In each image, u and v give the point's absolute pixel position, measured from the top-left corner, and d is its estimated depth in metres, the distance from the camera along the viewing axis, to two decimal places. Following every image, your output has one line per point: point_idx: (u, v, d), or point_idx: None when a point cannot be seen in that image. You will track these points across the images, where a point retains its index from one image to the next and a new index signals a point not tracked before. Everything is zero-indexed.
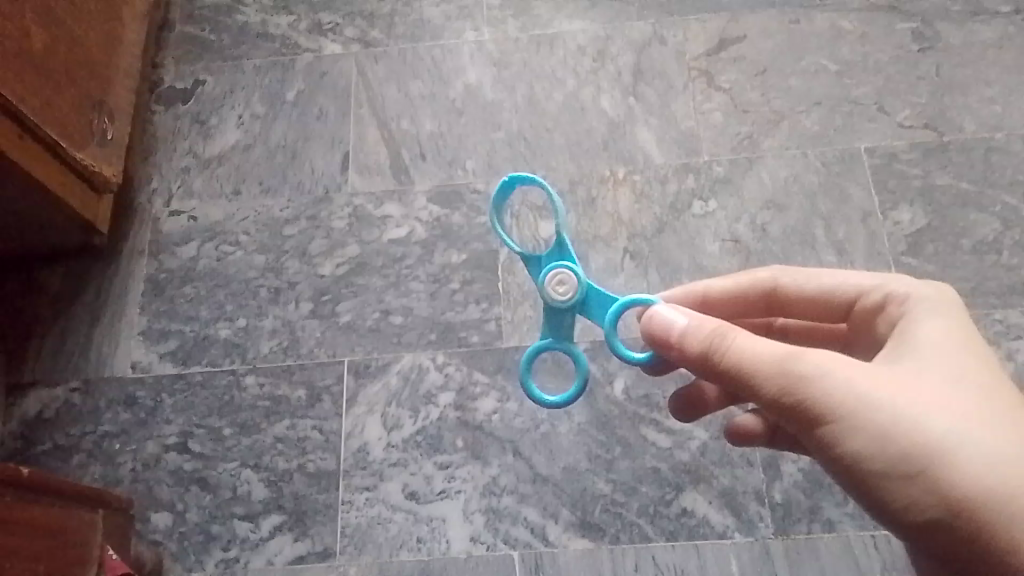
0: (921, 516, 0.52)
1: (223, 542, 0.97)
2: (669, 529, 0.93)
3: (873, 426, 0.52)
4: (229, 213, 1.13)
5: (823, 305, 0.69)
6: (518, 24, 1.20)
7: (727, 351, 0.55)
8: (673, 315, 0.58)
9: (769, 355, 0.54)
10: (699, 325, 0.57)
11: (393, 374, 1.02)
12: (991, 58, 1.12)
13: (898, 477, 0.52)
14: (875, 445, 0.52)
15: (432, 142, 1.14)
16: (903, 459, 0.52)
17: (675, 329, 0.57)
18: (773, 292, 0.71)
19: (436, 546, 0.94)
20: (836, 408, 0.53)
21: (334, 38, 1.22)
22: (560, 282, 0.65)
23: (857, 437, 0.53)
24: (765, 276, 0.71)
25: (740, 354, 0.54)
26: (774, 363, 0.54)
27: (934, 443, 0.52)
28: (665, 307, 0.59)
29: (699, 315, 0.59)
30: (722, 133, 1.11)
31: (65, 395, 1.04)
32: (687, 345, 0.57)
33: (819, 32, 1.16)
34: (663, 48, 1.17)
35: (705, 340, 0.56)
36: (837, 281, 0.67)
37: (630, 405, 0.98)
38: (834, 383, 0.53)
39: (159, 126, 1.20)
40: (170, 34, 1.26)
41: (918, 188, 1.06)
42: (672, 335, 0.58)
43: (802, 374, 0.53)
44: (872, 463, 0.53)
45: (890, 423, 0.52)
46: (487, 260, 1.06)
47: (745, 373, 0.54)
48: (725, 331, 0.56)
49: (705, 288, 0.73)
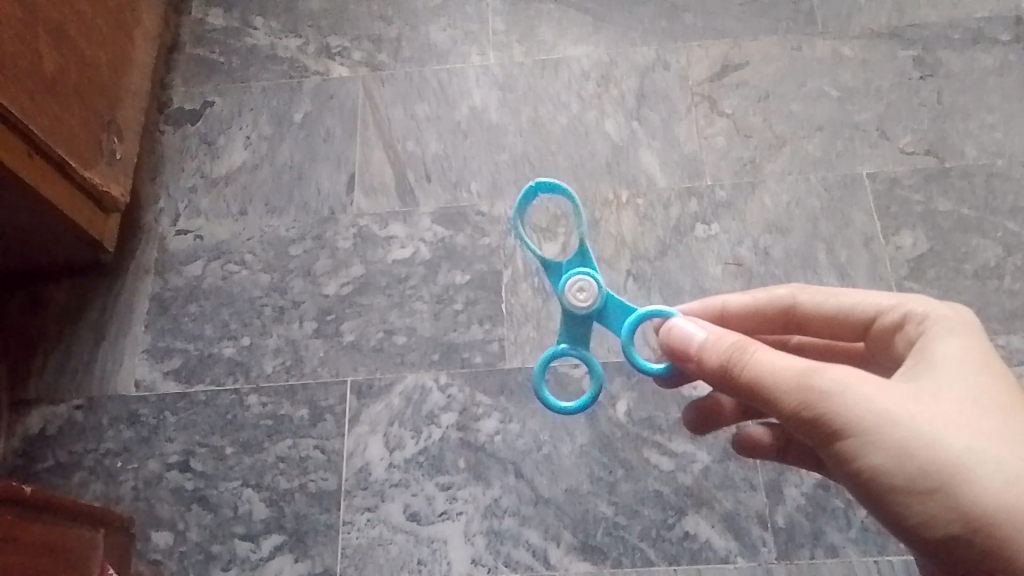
0: (939, 532, 0.53)
1: (224, 561, 0.97)
2: (672, 553, 0.92)
3: (891, 441, 0.53)
4: (236, 233, 1.14)
5: (840, 323, 0.68)
6: (523, 49, 1.22)
7: (746, 364, 0.57)
8: (692, 329, 0.61)
9: (788, 369, 0.55)
10: (718, 340, 0.59)
11: (396, 395, 1.02)
12: (992, 85, 1.13)
13: (915, 494, 0.53)
14: (893, 460, 0.53)
15: (437, 164, 1.15)
16: (921, 475, 0.53)
17: (695, 343, 0.60)
18: (790, 309, 0.71)
19: (437, 568, 0.94)
20: (854, 422, 0.53)
21: (342, 61, 1.24)
22: (582, 288, 0.68)
23: (874, 452, 0.53)
24: (783, 293, 0.71)
25: (760, 368, 0.56)
26: (792, 378, 0.55)
27: (952, 460, 0.52)
28: (686, 321, 0.62)
29: (719, 329, 0.61)
30: (724, 157, 1.12)
31: (68, 412, 1.05)
32: (707, 358, 0.59)
33: (821, 59, 1.17)
34: (666, 73, 1.18)
35: (724, 353, 0.58)
36: (854, 300, 0.67)
37: (632, 428, 0.97)
38: (853, 399, 0.54)
39: (168, 146, 1.21)
40: (179, 56, 1.27)
41: (920, 213, 1.07)
42: (693, 350, 0.60)
43: (820, 389, 0.54)
44: (891, 478, 0.53)
45: (908, 439, 0.53)
46: (490, 281, 1.07)
47: (764, 388, 0.56)
48: (745, 344, 0.58)
49: (722, 302, 0.74)
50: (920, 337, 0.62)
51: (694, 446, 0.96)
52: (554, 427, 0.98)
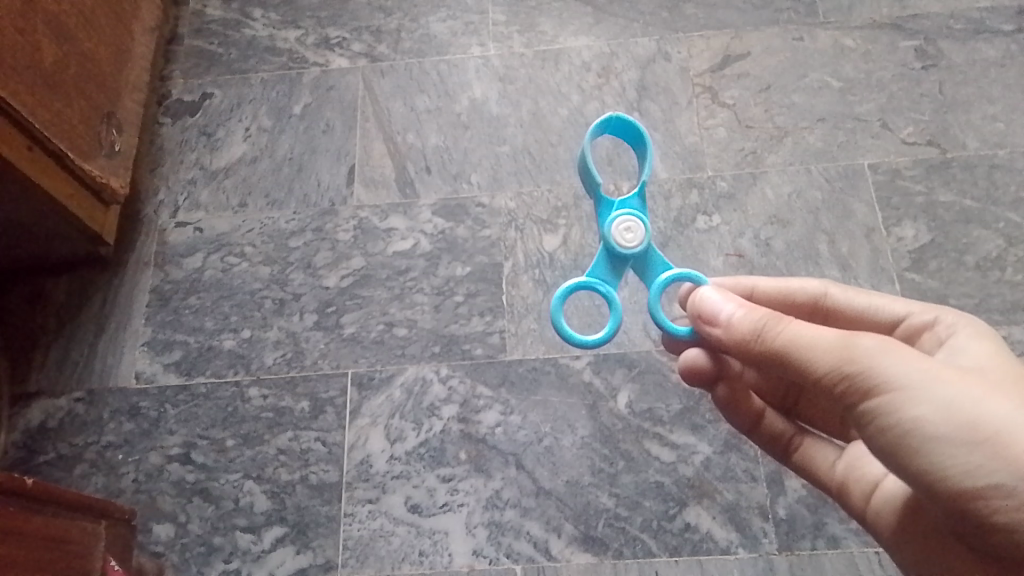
0: (987, 486, 0.50)
1: (225, 553, 0.97)
2: (673, 544, 0.92)
3: (936, 392, 0.50)
4: (236, 225, 1.13)
5: (865, 324, 0.69)
6: (523, 40, 1.21)
7: (781, 327, 0.56)
8: (721, 300, 0.62)
9: (822, 331, 0.54)
10: (753, 310, 0.59)
11: (397, 387, 1.02)
12: (994, 76, 1.13)
13: (967, 445, 0.50)
14: (937, 411, 0.50)
15: (437, 156, 1.15)
16: (971, 425, 0.50)
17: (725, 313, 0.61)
18: (820, 303, 0.71)
19: (438, 560, 0.94)
20: (899, 373, 0.51)
21: (341, 53, 1.23)
22: (624, 235, 0.71)
23: (923, 403, 0.51)
24: (816, 287, 0.72)
25: (796, 329, 0.55)
26: (827, 337, 0.54)
27: (1005, 417, 0.49)
28: (717, 295, 0.63)
29: (745, 304, 0.61)
30: (725, 149, 1.12)
31: (69, 405, 1.05)
32: (739, 326, 0.59)
33: (822, 50, 1.17)
34: (667, 64, 1.18)
35: (755, 319, 0.58)
36: (886, 302, 0.68)
37: (634, 420, 0.97)
38: (897, 354, 0.52)
39: (167, 139, 1.21)
40: (178, 48, 1.27)
41: (922, 205, 1.06)
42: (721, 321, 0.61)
43: (862, 345, 0.52)
44: (935, 428, 0.50)
45: (957, 392, 0.50)
46: (491, 273, 1.07)
47: (799, 348, 0.54)
48: (776, 314, 0.57)
49: (754, 283, 0.74)
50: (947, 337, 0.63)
51: (695, 438, 0.96)
52: (555, 419, 0.98)
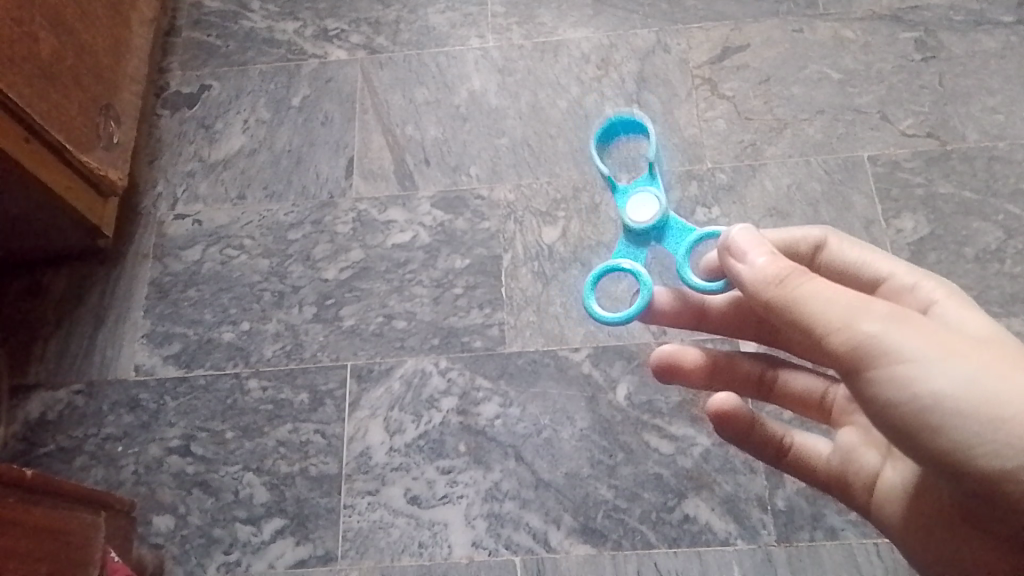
0: (1009, 466, 0.50)
1: (225, 545, 0.97)
2: (672, 536, 0.92)
3: (956, 368, 0.51)
4: (235, 218, 1.13)
5: (856, 283, 0.69)
6: (522, 32, 1.21)
7: (798, 283, 0.55)
8: (746, 250, 0.59)
9: (840, 296, 0.53)
10: (773, 260, 0.57)
11: (396, 379, 1.02)
12: (994, 68, 1.13)
13: (983, 424, 0.50)
14: (958, 387, 0.50)
15: (436, 148, 1.15)
16: (994, 403, 0.50)
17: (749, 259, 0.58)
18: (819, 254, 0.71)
19: (437, 551, 0.94)
20: (916, 347, 0.51)
21: (340, 45, 1.23)
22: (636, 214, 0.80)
23: (940, 380, 0.50)
24: (818, 234, 0.70)
25: (814, 286, 0.54)
26: (845, 303, 0.53)
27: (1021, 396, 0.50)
28: (738, 240, 0.60)
29: (771, 253, 0.58)
30: (724, 141, 1.12)
31: (68, 398, 1.05)
32: (757, 274, 0.57)
33: (822, 41, 1.16)
34: (667, 56, 1.17)
35: (775, 273, 0.56)
36: (880, 261, 0.68)
37: (633, 412, 0.98)
38: (914, 326, 0.52)
39: (165, 131, 1.20)
40: (176, 39, 1.26)
41: (921, 197, 1.06)
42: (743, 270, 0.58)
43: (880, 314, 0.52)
44: (958, 404, 0.50)
45: (975, 370, 0.51)
46: (490, 265, 1.07)
47: (818, 309, 0.53)
48: (796, 271, 0.56)
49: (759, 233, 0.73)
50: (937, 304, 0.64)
51: (694, 430, 0.96)
52: (555, 412, 0.98)
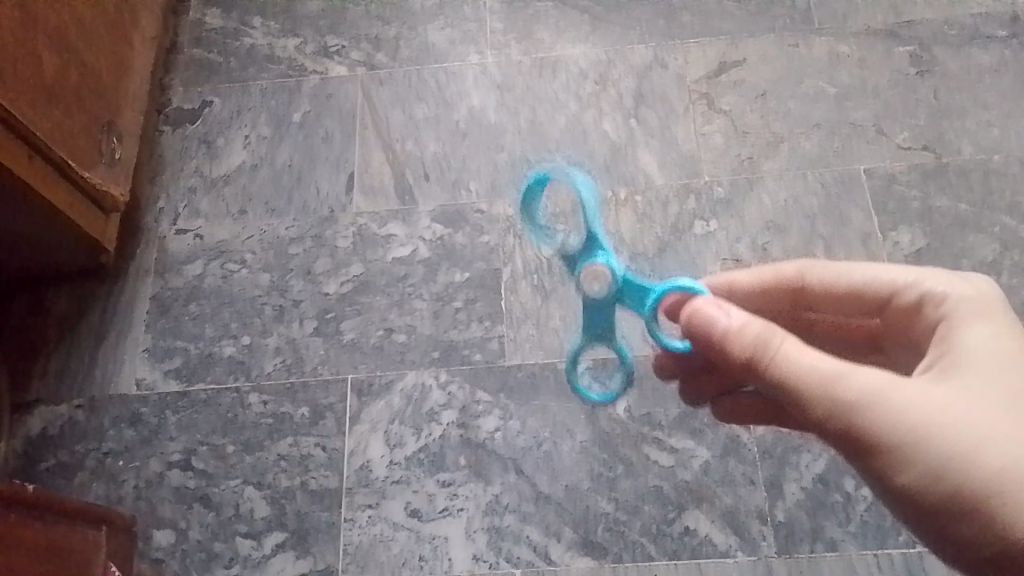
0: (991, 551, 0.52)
1: (225, 560, 0.97)
2: (672, 548, 0.92)
3: (925, 458, 0.52)
4: (235, 233, 1.14)
5: (855, 295, 0.64)
6: (521, 48, 1.22)
7: (770, 360, 0.55)
8: (719, 314, 0.58)
9: (811, 377, 0.54)
10: (743, 327, 0.57)
11: (396, 393, 1.02)
12: (988, 82, 1.14)
13: (958, 513, 0.52)
14: (926, 479, 0.52)
15: (436, 163, 1.16)
16: (962, 494, 0.51)
17: (720, 324, 0.58)
18: (799, 286, 0.67)
19: (438, 565, 0.94)
20: (883, 432, 0.53)
21: (340, 61, 1.24)
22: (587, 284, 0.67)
23: (908, 466, 0.52)
24: (792, 271, 0.67)
25: (784, 363, 0.55)
26: (815, 387, 0.54)
27: (999, 467, 0.50)
28: (704, 305, 0.59)
29: (744, 314, 0.58)
30: (722, 155, 1.13)
31: (69, 413, 1.05)
32: (728, 347, 0.57)
33: (818, 57, 1.18)
34: (664, 72, 1.19)
35: (748, 348, 0.56)
36: (873, 270, 0.62)
37: (632, 424, 0.98)
38: (885, 406, 0.53)
39: (167, 147, 1.21)
40: (178, 57, 1.28)
41: (918, 209, 1.07)
42: (715, 339, 0.58)
43: (849, 397, 0.53)
44: (927, 495, 0.52)
45: (947, 456, 0.51)
46: (490, 279, 1.07)
47: (790, 388, 0.55)
48: (768, 345, 0.55)
49: (731, 279, 0.70)
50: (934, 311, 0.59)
51: (694, 442, 0.96)
52: (555, 425, 0.99)
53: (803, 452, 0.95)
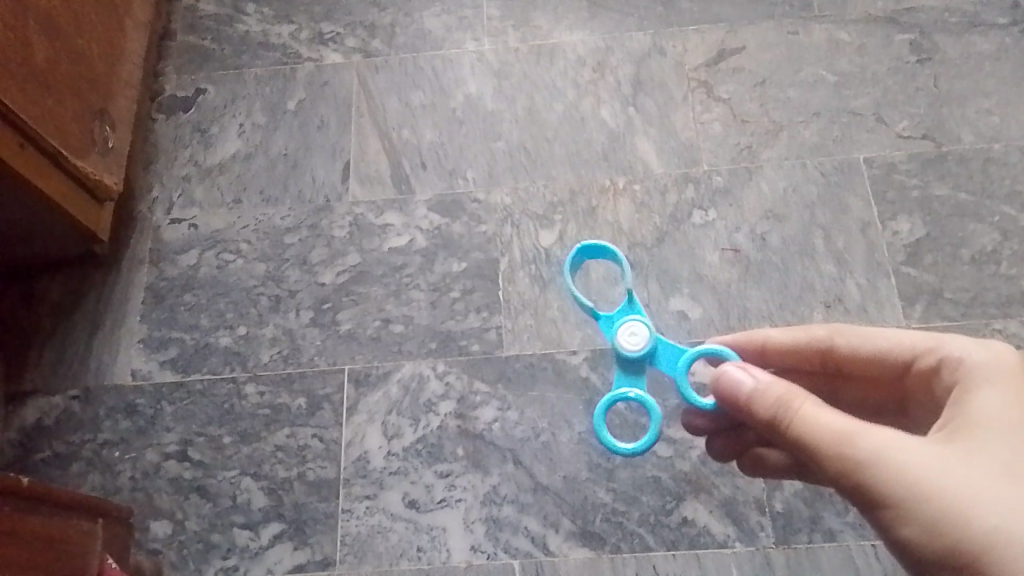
0: None
1: (223, 551, 0.96)
2: (670, 539, 0.92)
3: (921, 514, 0.53)
4: (231, 222, 1.13)
5: (880, 361, 0.69)
6: (518, 35, 1.21)
7: (788, 417, 0.59)
8: (743, 375, 0.63)
9: (823, 433, 0.57)
10: (765, 389, 0.61)
11: (394, 383, 1.02)
12: (988, 70, 1.13)
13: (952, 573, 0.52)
14: (922, 535, 0.53)
15: (433, 152, 1.15)
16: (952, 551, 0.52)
17: (743, 384, 0.62)
18: (829, 347, 0.73)
19: (436, 556, 0.94)
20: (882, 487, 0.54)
21: (336, 48, 1.23)
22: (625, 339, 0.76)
23: (903, 522, 0.54)
24: (822, 332, 0.74)
25: (800, 421, 0.58)
26: (826, 443, 0.56)
27: (996, 520, 0.51)
28: (733, 369, 0.63)
29: (767, 375, 0.62)
30: (721, 144, 1.12)
31: (65, 403, 1.04)
32: (755, 410, 0.61)
33: (818, 44, 1.17)
34: (663, 59, 1.18)
35: (768, 405, 0.60)
36: (898, 338, 0.68)
37: (630, 415, 0.98)
38: (891, 466, 0.54)
39: (160, 135, 1.20)
40: (171, 43, 1.26)
41: (917, 198, 1.07)
42: (740, 397, 0.62)
43: (859, 456, 0.55)
44: (921, 551, 0.53)
45: (939, 514, 0.52)
46: (487, 269, 1.07)
47: (805, 445, 0.58)
48: (787, 404, 0.59)
49: (765, 338, 0.77)
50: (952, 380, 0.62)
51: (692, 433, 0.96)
52: (552, 415, 0.98)
53: None
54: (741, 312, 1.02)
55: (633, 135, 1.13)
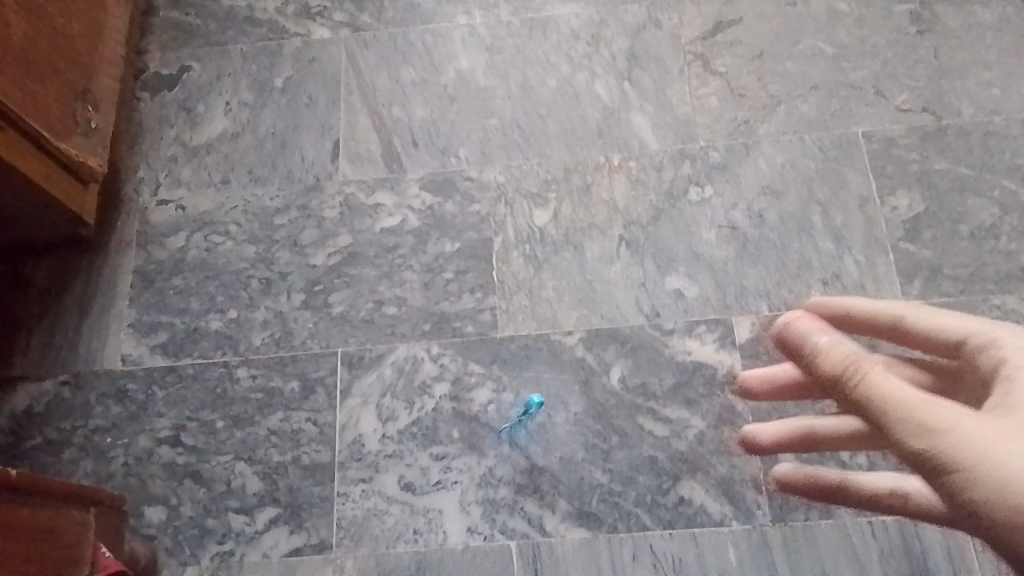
0: None
1: (218, 536, 0.96)
2: (667, 519, 0.92)
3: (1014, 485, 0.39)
4: (219, 203, 1.11)
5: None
6: (510, 8, 1.18)
7: (864, 379, 0.47)
8: (813, 328, 0.52)
9: (897, 396, 0.45)
10: (830, 347, 0.50)
11: (387, 365, 1.01)
12: (990, 41, 1.11)
13: None
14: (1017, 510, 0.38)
15: (424, 130, 1.12)
16: None
17: (811, 342, 0.51)
18: (899, 335, 0.50)
19: (433, 538, 0.93)
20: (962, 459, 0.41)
21: (323, 23, 1.20)
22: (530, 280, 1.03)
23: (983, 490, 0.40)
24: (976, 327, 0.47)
25: (872, 386, 0.46)
26: (900, 407, 0.44)
27: None
28: (802, 318, 0.53)
29: (836, 333, 0.52)
30: (718, 118, 1.10)
31: (55, 389, 1.03)
32: (820, 367, 0.50)
33: (816, 15, 1.15)
34: (658, 32, 1.15)
35: (835, 362, 0.49)
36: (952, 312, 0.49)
37: (627, 395, 0.97)
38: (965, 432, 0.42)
39: (145, 114, 1.17)
40: (154, 19, 1.23)
41: (916, 172, 1.05)
42: (806, 350, 0.52)
43: (931, 422, 0.43)
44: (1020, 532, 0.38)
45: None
46: (481, 249, 1.05)
47: (876, 415, 0.45)
48: (859, 358, 0.48)
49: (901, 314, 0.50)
50: (991, 370, 0.45)
51: (688, 413, 0.96)
52: (548, 396, 0.98)
53: None
54: (738, 290, 1.01)
55: (628, 110, 1.11)
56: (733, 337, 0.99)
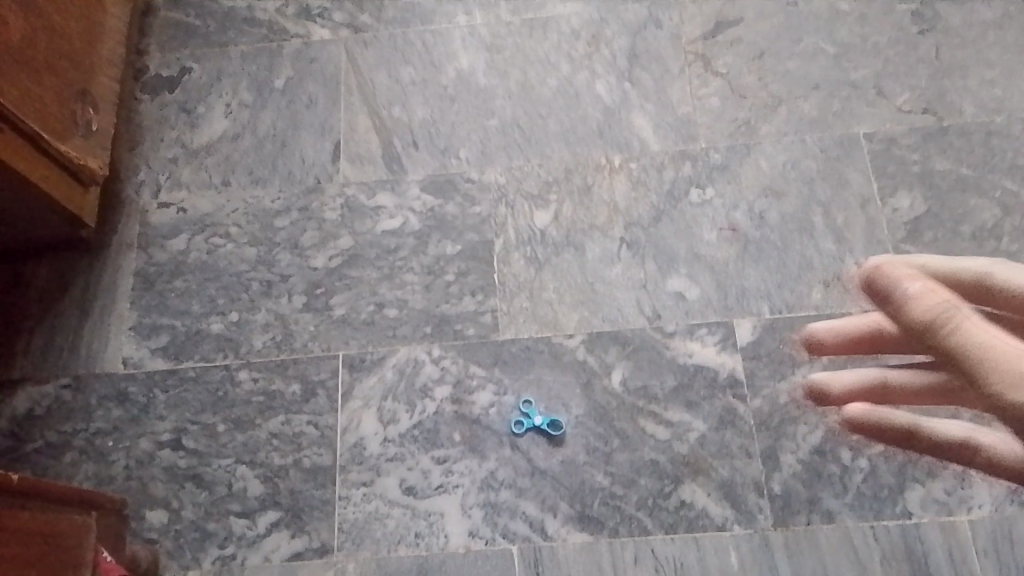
0: None
1: (220, 539, 0.96)
2: (669, 521, 0.92)
3: None
4: (219, 205, 1.11)
5: None
6: (510, 7, 1.18)
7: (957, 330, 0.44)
8: (904, 274, 0.47)
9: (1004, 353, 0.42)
10: (922, 294, 0.45)
11: (388, 368, 1.01)
12: (991, 39, 1.11)
13: None
14: None
15: (424, 130, 1.12)
16: None
17: (901, 287, 0.46)
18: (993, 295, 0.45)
19: (434, 541, 0.93)
20: None
21: (323, 23, 1.20)
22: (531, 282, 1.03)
23: None
24: None
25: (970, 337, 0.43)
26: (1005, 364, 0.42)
27: None
28: (892, 260, 0.47)
29: (931, 274, 0.46)
30: (719, 118, 1.10)
31: (56, 392, 1.03)
32: (911, 311, 0.46)
33: (817, 14, 1.14)
34: (659, 31, 1.15)
35: (930, 312, 0.45)
36: None
37: (628, 397, 0.97)
38: None
39: (145, 116, 1.17)
40: (153, 20, 1.23)
41: (918, 173, 1.05)
42: (895, 299, 0.47)
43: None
44: None
45: None
46: (482, 250, 1.05)
47: (974, 368, 0.43)
48: (957, 308, 0.44)
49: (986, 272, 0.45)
50: None
51: (689, 415, 0.96)
52: (549, 398, 0.98)
53: (800, 423, 0.94)
54: (739, 291, 1.01)
55: (629, 110, 1.11)
56: (734, 339, 0.99)
